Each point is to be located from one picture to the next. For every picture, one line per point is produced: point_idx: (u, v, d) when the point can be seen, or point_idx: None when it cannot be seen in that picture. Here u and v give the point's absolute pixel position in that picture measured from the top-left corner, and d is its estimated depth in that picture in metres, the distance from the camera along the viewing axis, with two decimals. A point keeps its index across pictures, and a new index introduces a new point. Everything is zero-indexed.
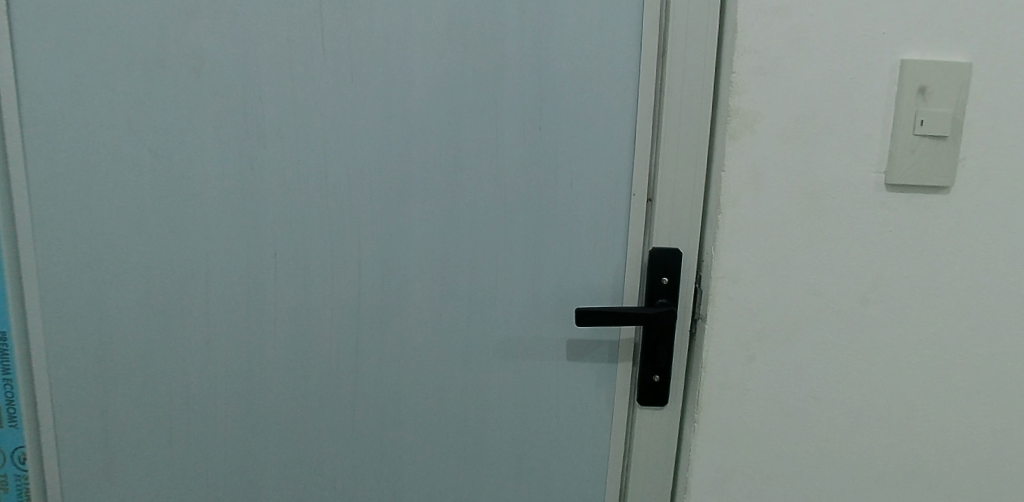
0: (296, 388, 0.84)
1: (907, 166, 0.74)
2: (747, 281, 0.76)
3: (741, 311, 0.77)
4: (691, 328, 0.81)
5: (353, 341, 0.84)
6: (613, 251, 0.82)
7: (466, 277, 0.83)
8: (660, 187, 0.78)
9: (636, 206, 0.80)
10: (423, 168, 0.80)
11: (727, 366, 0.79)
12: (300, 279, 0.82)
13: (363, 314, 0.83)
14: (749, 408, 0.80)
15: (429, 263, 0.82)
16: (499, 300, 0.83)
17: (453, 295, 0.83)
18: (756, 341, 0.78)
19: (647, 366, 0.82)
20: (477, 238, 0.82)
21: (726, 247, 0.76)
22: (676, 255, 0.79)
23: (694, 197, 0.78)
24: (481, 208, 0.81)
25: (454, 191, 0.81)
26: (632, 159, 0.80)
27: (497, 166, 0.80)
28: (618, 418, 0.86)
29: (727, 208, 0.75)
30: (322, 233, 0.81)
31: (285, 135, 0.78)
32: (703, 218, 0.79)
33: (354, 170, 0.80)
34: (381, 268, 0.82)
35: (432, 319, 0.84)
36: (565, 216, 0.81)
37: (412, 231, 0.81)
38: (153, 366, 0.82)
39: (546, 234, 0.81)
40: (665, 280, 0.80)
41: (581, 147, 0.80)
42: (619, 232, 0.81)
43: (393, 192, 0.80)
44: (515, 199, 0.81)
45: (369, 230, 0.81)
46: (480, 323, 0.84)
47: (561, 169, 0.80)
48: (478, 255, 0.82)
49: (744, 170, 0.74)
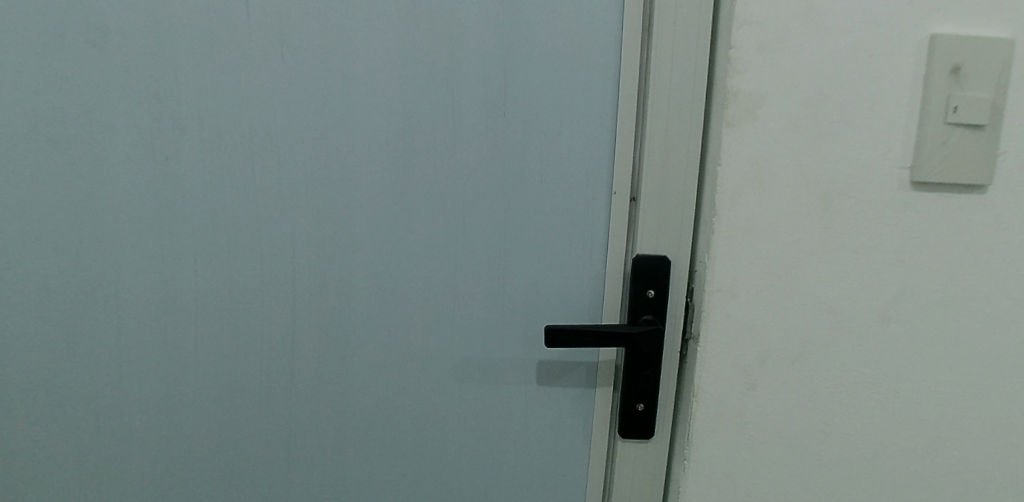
0: (221, 414, 0.73)
1: (937, 160, 0.62)
2: (747, 295, 0.65)
3: (740, 331, 0.65)
4: (681, 350, 0.69)
5: (287, 360, 0.72)
6: (590, 258, 0.70)
7: (419, 287, 0.71)
8: (646, 183, 0.67)
9: (618, 206, 0.68)
10: (368, 159, 0.68)
11: (723, 394, 0.67)
12: (228, 288, 0.71)
13: (299, 329, 0.72)
14: (748, 444, 0.68)
15: (375, 271, 0.71)
16: (457, 314, 0.71)
17: (404, 308, 0.71)
18: (757, 365, 0.66)
19: (630, 393, 0.70)
20: (431, 242, 0.70)
21: (722, 256, 0.64)
22: (664, 264, 0.67)
23: (686, 195, 0.66)
24: (436, 206, 0.69)
25: (405, 186, 0.69)
26: (613, 151, 0.68)
27: (455, 158, 0.69)
28: (596, 451, 0.74)
29: (724, 209, 0.64)
30: (252, 234, 0.70)
31: (206, 119, 0.67)
32: (696, 221, 0.67)
33: (288, 161, 0.68)
34: (320, 276, 0.71)
35: (380, 335, 0.72)
36: (534, 217, 0.69)
37: (355, 232, 0.70)
38: (62, 383, 0.72)
39: (511, 238, 0.70)
40: (651, 293, 0.68)
41: (553, 137, 0.68)
42: (597, 237, 0.70)
43: (334, 187, 0.69)
44: (475, 197, 0.69)
45: (306, 232, 0.70)
46: (435, 341, 0.72)
47: (529, 161, 0.68)
48: (433, 262, 0.70)
49: (745, 164, 0.63)
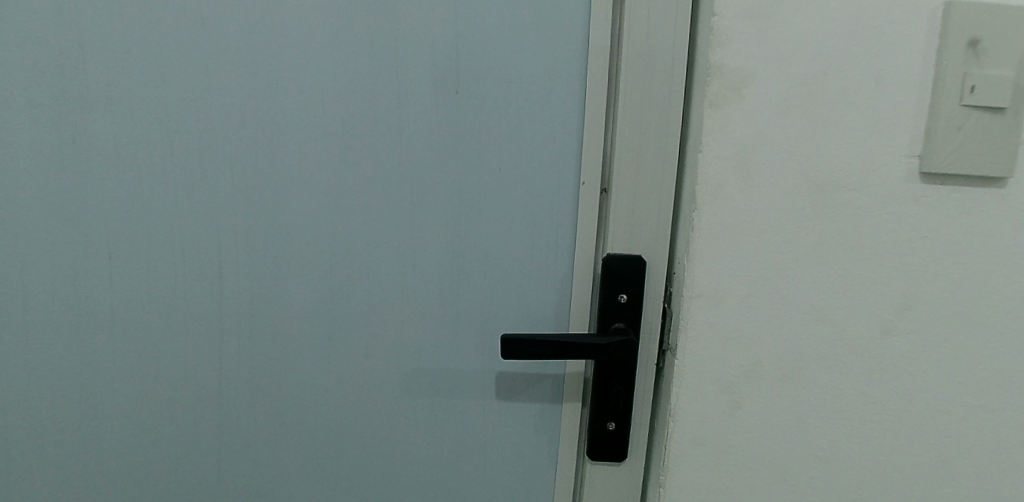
0: (142, 429, 0.65)
1: (951, 148, 0.54)
2: (732, 301, 0.57)
3: (724, 342, 0.57)
4: (658, 362, 0.61)
5: (216, 369, 0.64)
6: (556, 258, 0.62)
7: (363, 289, 0.63)
8: (618, 173, 0.59)
9: (586, 199, 0.60)
10: (304, 144, 0.60)
11: (704, 414, 0.59)
12: (147, 287, 0.63)
13: (229, 334, 0.64)
14: (732, 469, 0.60)
15: (314, 270, 0.63)
16: (405, 318, 0.63)
17: (346, 311, 0.64)
18: (743, 381, 0.58)
19: (600, 411, 0.62)
20: (376, 237, 0.62)
21: (703, 256, 0.56)
22: (638, 265, 0.59)
23: (663, 186, 0.58)
24: (381, 197, 0.61)
25: (345, 175, 0.61)
26: (582, 136, 0.60)
27: (403, 143, 0.60)
28: (562, 474, 0.66)
29: (706, 202, 0.55)
30: (173, 227, 0.62)
31: (116, 97, 0.59)
32: (675, 216, 0.59)
33: (212, 145, 0.60)
34: (251, 275, 0.63)
35: (319, 341, 0.64)
36: (492, 210, 0.61)
37: (290, 226, 0.62)
38: None
39: (467, 234, 0.62)
40: (624, 297, 0.60)
41: (512, 119, 0.60)
42: (564, 234, 0.61)
43: (266, 175, 0.61)
44: (425, 188, 0.61)
45: (234, 225, 0.62)
46: (382, 350, 0.64)
47: (485, 148, 0.60)
48: (378, 261, 0.62)
49: (730, 151, 0.54)
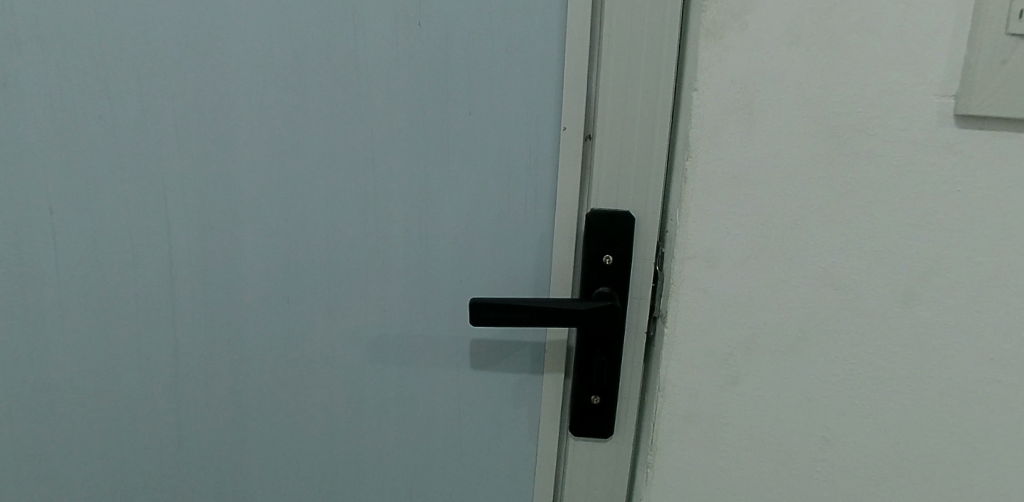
0: (96, 396, 0.61)
1: (994, 85, 0.45)
2: (730, 264, 0.50)
3: (720, 310, 0.51)
4: (647, 330, 0.55)
5: (170, 335, 0.60)
6: (535, 214, 0.55)
7: (321, 249, 0.57)
8: (603, 117, 0.51)
9: (568, 147, 0.53)
10: (250, 86, 0.54)
11: (697, 390, 0.53)
12: (90, 247, 0.57)
13: (181, 298, 0.59)
14: (727, 449, 0.54)
15: (267, 228, 0.57)
16: (369, 280, 0.58)
17: (304, 273, 0.58)
18: (740, 353, 0.52)
19: (582, 384, 0.56)
20: (334, 191, 0.56)
21: (698, 212, 0.49)
22: (625, 222, 0.53)
23: (654, 132, 0.51)
24: (338, 146, 0.55)
25: (298, 121, 0.54)
26: (563, 75, 0.52)
27: (361, 85, 0.53)
28: (544, 449, 0.60)
29: (701, 150, 0.48)
30: (112, 180, 0.56)
31: (40, 32, 0.52)
32: (668, 166, 0.52)
33: (149, 88, 0.54)
34: (200, 233, 0.57)
35: (277, 304, 0.59)
36: (463, 161, 0.55)
37: (240, 180, 0.56)
38: None
39: (434, 187, 0.55)
40: (609, 258, 0.53)
41: (484, 56, 0.52)
42: (543, 187, 0.55)
43: (211, 121, 0.54)
44: (388, 135, 0.54)
45: (180, 178, 0.56)
46: (345, 315, 0.59)
47: (454, 90, 0.53)
48: (338, 217, 0.56)
49: (729, 89, 0.47)
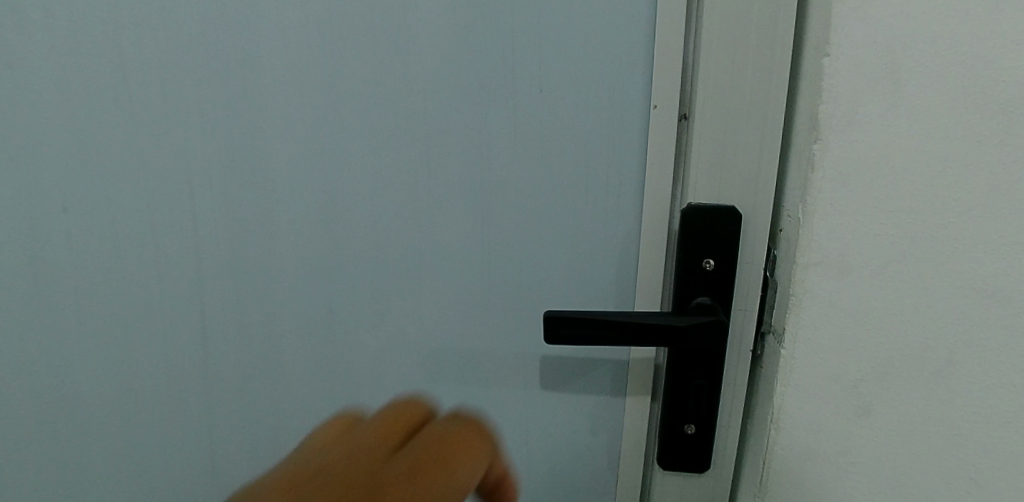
0: (116, 418, 0.54)
1: None
2: (864, 271, 0.41)
3: (850, 328, 0.42)
4: (753, 348, 0.46)
5: (199, 351, 0.52)
6: (616, 210, 0.47)
7: (367, 254, 0.49)
8: (704, 93, 0.42)
9: (659, 130, 0.44)
10: (285, 66, 0.45)
11: (817, 421, 0.43)
12: (104, 254, 0.49)
13: (210, 310, 0.51)
14: (851, 492, 0.45)
15: (304, 232, 0.49)
16: (423, 288, 0.50)
17: (345, 279, 0.50)
18: (872, 379, 0.42)
19: (675, 412, 0.47)
20: (380, 186, 0.48)
21: (828, 208, 0.40)
22: (731, 220, 0.44)
23: (768, 111, 0.42)
24: (387, 134, 0.47)
25: (339, 105, 0.46)
26: (655, 43, 0.43)
27: (412, 61, 0.45)
28: (625, 481, 0.52)
29: (835, 130, 0.39)
30: (128, 178, 0.48)
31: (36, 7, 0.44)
32: (783, 152, 0.43)
33: (167, 71, 0.45)
34: (229, 237, 0.49)
35: (317, 317, 0.51)
36: (532, 149, 0.46)
37: (274, 176, 0.48)
38: None
39: (498, 181, 0.47)
40: (711, 264, 0.44)
41: (560, 25, 0.44)
42: (627, 178, 0.46)
43: (240, 108, 0.46)
44: (444, 121, 0.46)
45: (206, 174, 0.48)
46: (393, 329, 0.51)
47: (523, 66, 0.45)
48: (385, 216, 0.48)
49: (871, 52, 0.38)
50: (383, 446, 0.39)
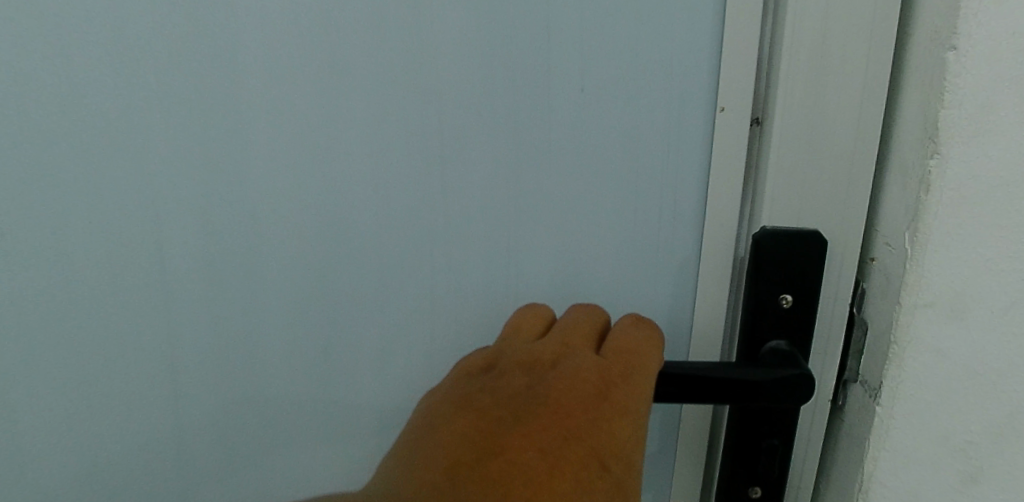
0: (59, 490, 0.44)
1: None
2: (983, 315, 0.33)
3: (962, 384, 0.34)
4: (832, 398, 0.38)
5: (164, 413, 0.43)
6: (667, 233, 0.39)
7: (367, 288, 0.41)
8: (786, 94, 0.34)
9: (724, 138, 0.36)
10: (264, 66, 0.36)
11: (916, 489, 0.36)
12: (39, 301, 0.40)
13: (177, 362, 0.42)
14: None
15: (290, 264, 0.40)
16: (434, 326, 0.42)
17: (343, 317, 0.42)
18: (985, 441, 0.35)
19: (738, 475, 0.39)
20: (384, 207, 0.39)
21: (943, 239, 0.32)
22: (814, 249, 0.36)
23: (863, 115, 0.34)
24: (390, 149, 0.38)
25: (332, 112, 0.37)
26: (723, 37, 0.35)
27: (425, 57, 0.36)
28: None
29: (959, 142, 0.31)
30: (68, 208, 0.38)
31: None
32: (878, 164, 0.35)
33: (112, 75, 0.36)
34: (198, 275, 0.40)
35: (307, 361, 0.43)
36: (566, 165, 0.39)
37: (253, 200, 0.39)
38: None
39: (526, 202, 0.39)
40: (788, 300, 0.37)
41: (606, 18, 0.36)
42: (682, 197, 0.39)
43: (208, 120, 0.37)
44: (461, 132, 0.38)
45: (167, 200, 0.38)
46: (398, 372, 0.43)
47: (559, 67, 0.37)
48: (391, 241, 0.40)
49: (1007, 46, 0.30)
50: (566, 344, 0.37)
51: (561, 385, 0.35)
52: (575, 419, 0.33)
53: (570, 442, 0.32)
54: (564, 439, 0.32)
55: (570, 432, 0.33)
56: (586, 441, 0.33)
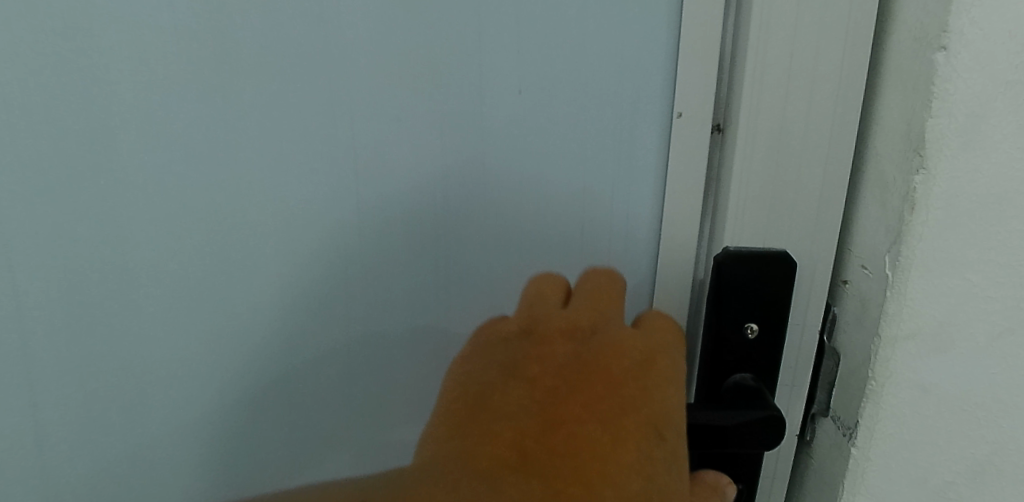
0: None
1: None
2: (970, 345, 0.30)
3: (946, 420, 0.31)
4: (798, 433, 0.35)
5: (46, 460, 0.38)
6: (618, 250, 0.36)
7: (283, 313, 0.36)
8: (751, 99, 0.30)
9: (681, 147, 0.32)
10: (138, 72, 0.31)
11: None
12: None
13: (55, 406, 0.37)
14: None
15: (192, 293, 0.35)
16: (360, 352, 0.38)
17: (251, 347, 0.37)
18: (965, 481, 0.32)
19: None
20: (293, 224, 0.34)
21: (930, 263, 0.28)
22: (782, 273, 0.32)
23: (838, 123, 0.30)
24: (305, 163, 0.33)
25: (224, 120, 0.32)
26: (681, 40, 0.31)
27: (340, 58, 0.31)
28: None
29: (947, 154, 0.27)
30: None
31: None
32: (854, 174, 0.31)
33: None
34: (74, 310, 0.35)
35: (215, 396, 0.38)
36: (507, 177, 0.34)
37: (135, 224, 0.33)
38: None
39: (461, 216, 0.35)
40: (753, 329, 0.33)
41: (549, 15, 0.31)
42: (634, 210, 0.35)
43: (72, 136, 0.31)
44: (386, 144, 0.33)
45: (29, 227, 0.33)
46: (321, 402, 0.39)
47: (496, 70, 0.32)
48: (302, 263, 0.35)
49: (1003, 46, 0.26)
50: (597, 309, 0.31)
51: (606, 350, 0.29)
52: (628, 388, 0.28)
53: (629, 413, 0.27)
54: (623, 409, 0.27)
55: (624, 400, 0.27)
56: (641, 409, 0.27)
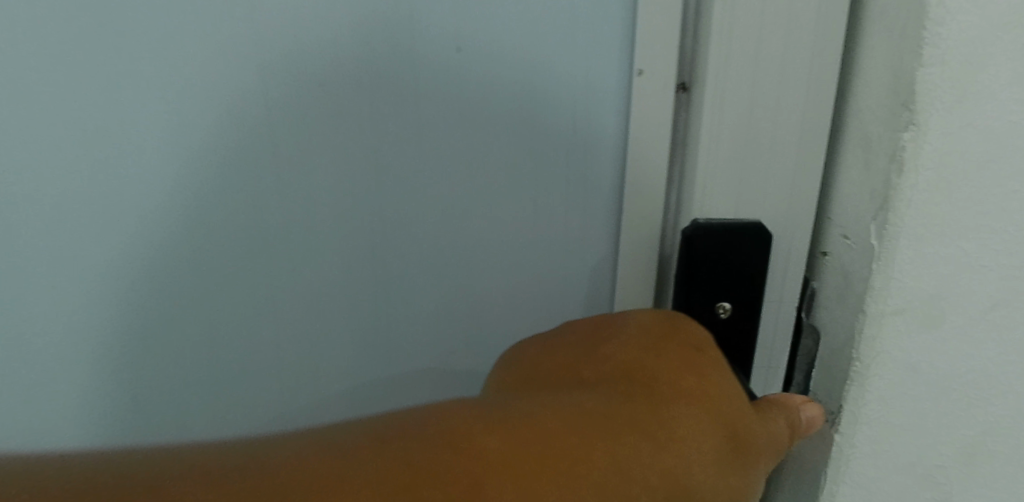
0: None
1: None
2: (962, 319, 0.27)
3: (937, 400, 0.28)
4: None
5: None
6: (576, 224, 0.32)
7: (207, 303, 0.33)
8: (719, 52, 0.26)
9: (643, 110, 0.29)
10: (11, 24, 0.27)
11: None
12: None
13: None
14: None
15: (101, 285, 0.32)
16: (297, 342, 0.34)
17: (173, 340, 0.33)
18: (954, 463, 0.29)
19: None
20: (211, 205, 0.31)
21: (919, 232, 0.26)
22: (755, 247, 0.29)
23: (816, 78, 0.26)
24: (218, 137, 0.29)
25: (118, 84, 0.28)
26: None
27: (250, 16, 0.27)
28: None
29: (939, 109, 0.24)
30: None
31: None
32: (835, 134, 0.28)
33: None
34: None
35: (137, 393, 0.34)
36: (449, 147, 0.30)
37: (27, 201, 0.30)
38: None
39: (401, 193, 0.31)
40: (724, 308, 0.30)
41: None
42: (593, 178, 0.31)
43: None
44: (310, 113, 0.29)
45: None
46: (255, 396, 0.35)
47: (431, 26, 0.28)
48: (225, 243, 0.31)
49: None
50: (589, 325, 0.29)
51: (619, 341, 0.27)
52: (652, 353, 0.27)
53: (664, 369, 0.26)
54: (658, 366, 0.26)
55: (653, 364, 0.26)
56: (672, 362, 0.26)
